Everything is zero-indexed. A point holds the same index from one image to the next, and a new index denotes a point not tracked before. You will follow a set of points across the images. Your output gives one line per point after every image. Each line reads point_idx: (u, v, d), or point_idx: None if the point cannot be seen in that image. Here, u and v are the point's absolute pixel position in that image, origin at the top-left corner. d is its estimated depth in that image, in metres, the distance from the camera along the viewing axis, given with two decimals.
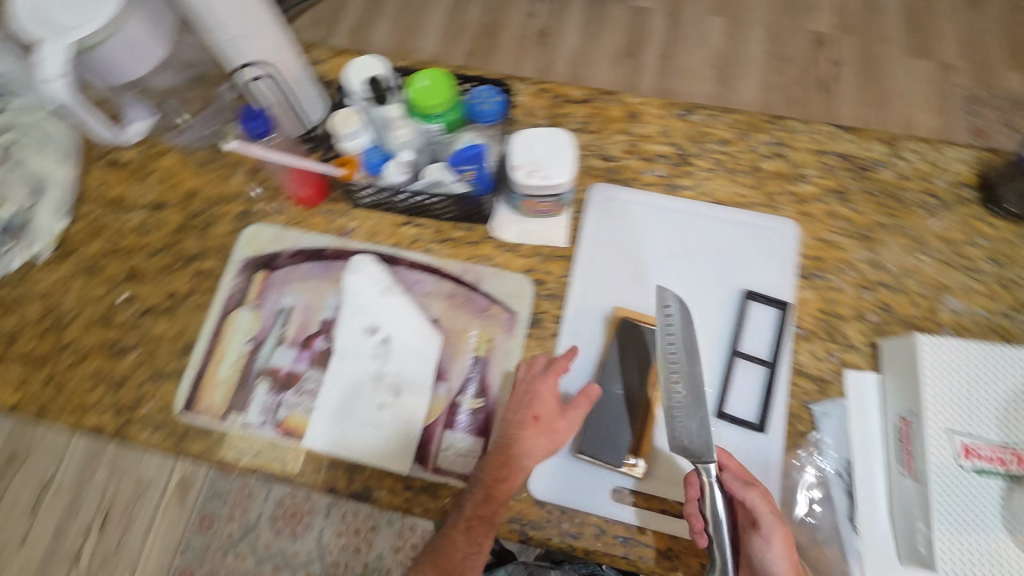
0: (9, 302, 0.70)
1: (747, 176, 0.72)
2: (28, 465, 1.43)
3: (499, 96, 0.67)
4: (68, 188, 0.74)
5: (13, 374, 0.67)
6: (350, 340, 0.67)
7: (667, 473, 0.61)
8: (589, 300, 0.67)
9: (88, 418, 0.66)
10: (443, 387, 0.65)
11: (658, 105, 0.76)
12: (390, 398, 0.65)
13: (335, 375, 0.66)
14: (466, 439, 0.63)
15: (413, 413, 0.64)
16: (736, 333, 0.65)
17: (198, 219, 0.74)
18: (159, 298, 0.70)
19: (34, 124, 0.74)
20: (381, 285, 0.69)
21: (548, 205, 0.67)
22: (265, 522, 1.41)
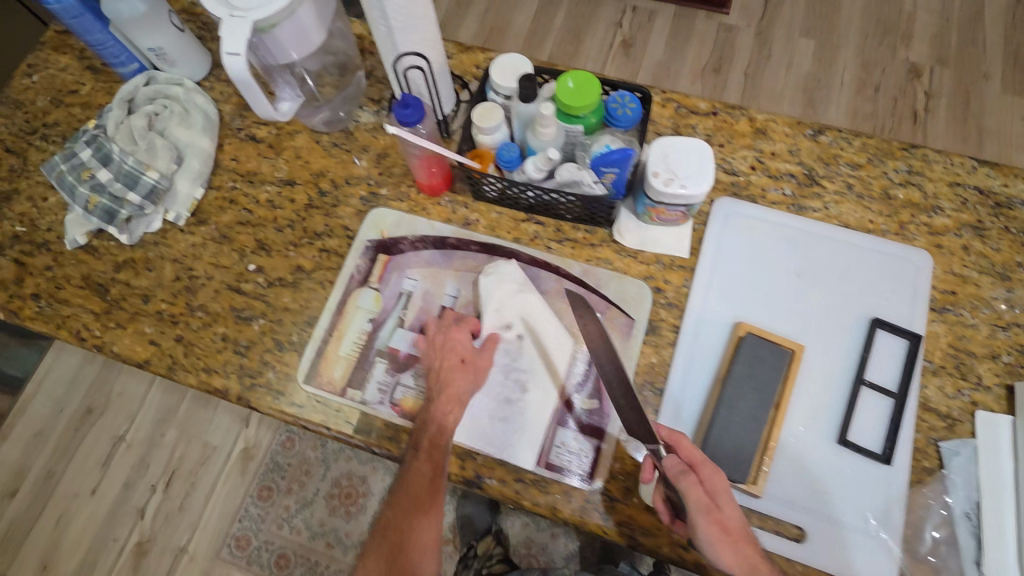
0: (145, 262, 0.74)
1: (878, 203, 0.71)
2: (104, 419, 1.52)
3: (637, 103, 0.66)
4: (206, 158, 0.77)
5: (146, 330, 0.71)
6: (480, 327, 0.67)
7: (788, 495, 0.59)
8: (710, 312, 0.67)
9: (213, 379, 0.68)
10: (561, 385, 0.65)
11: (787, 124, 0.76)
12: (517, 393, 0.65)
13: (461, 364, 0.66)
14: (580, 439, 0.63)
15: (530, 408, 0.64)
16: (862, 360, 0.63)
17: (326, 199, 0.76)
18: (285, 270, 0.73)
19: (180, 96, 0.79)
20: (519, 283, 0.69)
21: (675, 214, 0.67)
22: (321, 499, 1.42)
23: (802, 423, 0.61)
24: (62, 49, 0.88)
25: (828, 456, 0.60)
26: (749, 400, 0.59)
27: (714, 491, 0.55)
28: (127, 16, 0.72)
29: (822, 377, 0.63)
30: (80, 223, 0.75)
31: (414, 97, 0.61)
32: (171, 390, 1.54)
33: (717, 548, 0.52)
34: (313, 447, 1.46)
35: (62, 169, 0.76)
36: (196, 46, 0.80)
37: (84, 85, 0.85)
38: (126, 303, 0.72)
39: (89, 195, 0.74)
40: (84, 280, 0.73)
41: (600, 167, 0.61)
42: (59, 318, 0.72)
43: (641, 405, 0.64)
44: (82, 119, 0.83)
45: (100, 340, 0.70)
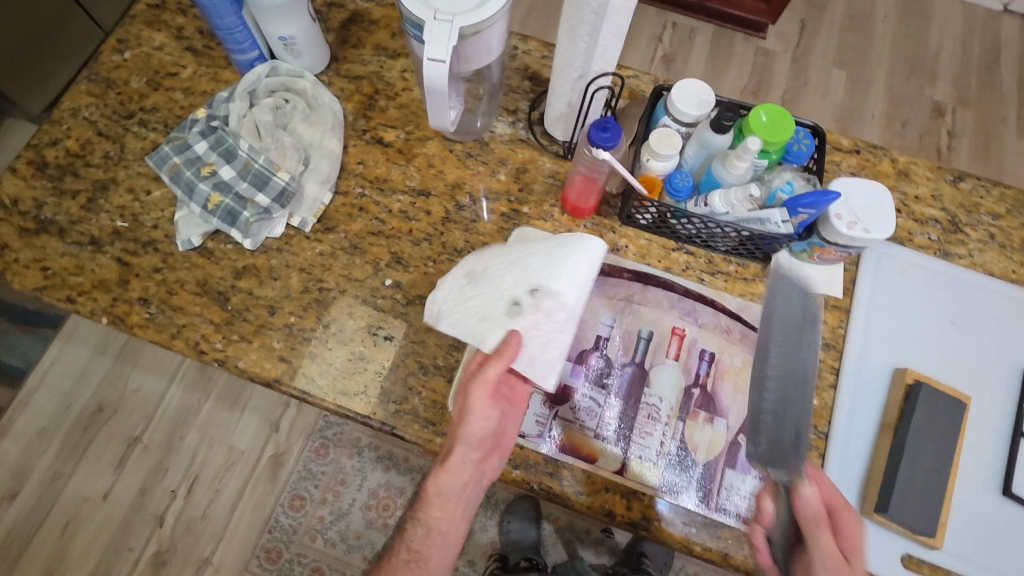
0: (269, 270, 0.68)
1: (1020, 254, 0.72)
2: (118, 417, 1.34)
3: (807, 140, 0.65)
4: (335, 160, 0.72)
5: (275, 345, 0.65)
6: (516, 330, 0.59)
7: (959, 547, 0.60)
8: (870, 357, 0.67)
9: (351, 402, 0.63)
10: (721, 422, 0.63)
11: (928, 168, 0.76)
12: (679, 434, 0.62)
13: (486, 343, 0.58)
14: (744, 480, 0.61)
15: (695, 448, 0.62)
16: (1021, 412, 0.65)
17: (463, 213, 0.72)
18: (426, 288, 0.68)
19: (306, 91, 0.73)
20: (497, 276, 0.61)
21: (838, 255, 0.66)
22: (359, 511, 1.32)
23: (968, 473, 0.62)
24: (156, 25, 0.79)
25: (994, 507, 0.61)
26: (931, 453, 0.59)
27: (852, 554, 0.55)
28: (266, 5, 0.65)
29: (982, 427, 0.64)
30: (196, 223, 0.68)
31: (612, 121, 0.58)
32: (194, 387, 1.37)
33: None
34: (349, 455, 1.35)
35: (176, 162, 0.69)
36: (321, 38, 0.74)
37: (185, 68, 0.78)
38: (250, 314, 0.66)
39: (210, 194, 0.68)
40: (201, 286, 0.67)
41: (795, 208, 0.59)
42: (174, 327, 0.65)
43: (806, 448, 0.63)
44: (185, 106, 0.76)
45: (223, 354, 0.64)
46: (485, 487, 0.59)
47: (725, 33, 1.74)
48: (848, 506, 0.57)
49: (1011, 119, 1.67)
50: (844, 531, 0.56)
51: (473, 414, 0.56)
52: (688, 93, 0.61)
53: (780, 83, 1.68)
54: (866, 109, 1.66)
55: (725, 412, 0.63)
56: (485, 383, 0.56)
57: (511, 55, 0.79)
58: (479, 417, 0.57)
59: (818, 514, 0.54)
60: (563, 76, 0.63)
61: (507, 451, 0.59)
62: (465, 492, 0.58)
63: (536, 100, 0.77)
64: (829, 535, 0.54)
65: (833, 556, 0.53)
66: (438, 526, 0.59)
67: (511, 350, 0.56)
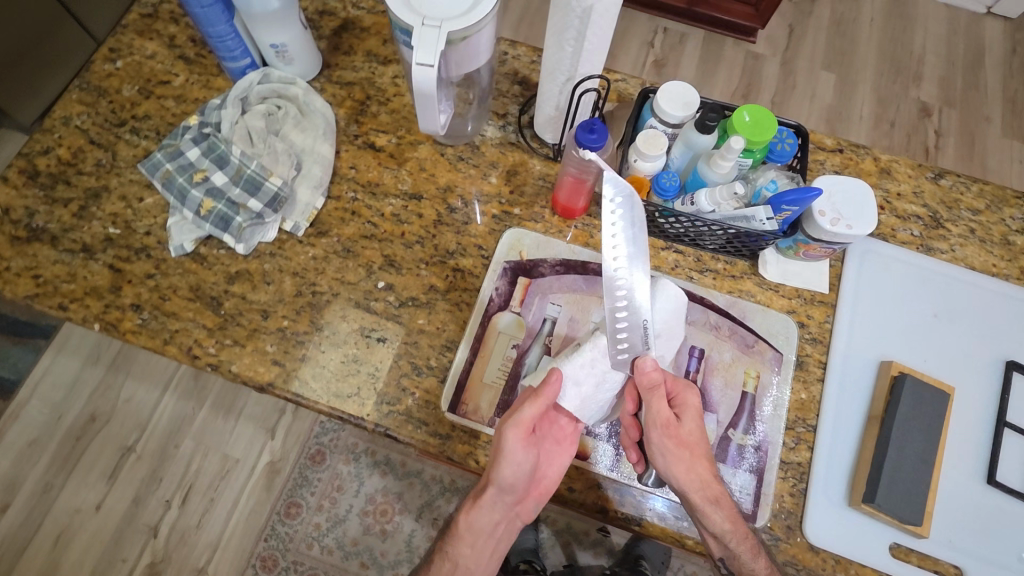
0: (262, 274, 0.69)
1: (999, 248, 0.74)
2: (111, 427, 1.33)
3: (791, 139, 0.66)
4: (327, 165, 0.73)
5: (269, 349, 0.65)
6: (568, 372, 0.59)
7: (945, 534, 0.61)
8: (856, 351, 0.68)
9: (346, 404, 0.64)
10: (712, 419, 0.64)
11: (909, 166, 0.78)
12: None
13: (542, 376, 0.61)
14: (735, 475, 0.62)
15: None
16: (1003, 402, 0.66)
17: (455, 215, 0.73)
18: (419, 290, 0.69)
19: (298, 97, 0.73)
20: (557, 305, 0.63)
21: (823, 252, 0.67)
22: (355, 517, 1.32)
23: (953, 462, 0.64)
24: (148, 34, 0.80)
25: (979, 495, 0.63)
26: (917, 442, 0.61)
27: (682, 412, 0.59)
28: (256, 11, 0.66)
29: (966, 417, 0.66)
30: (189, 229, 0.69)
31: (598, 123, 0.59)
32: (188, 396, 1.36)
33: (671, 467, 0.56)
34: (345, 462, 1.35)
35: (168, 169, 0.70)
36: (313, 45, 0.75)
37: (177, 76, 0.78)
38: (243, 319, 0.66)
39: (202, 199, 0.68)
40: (194, 291, 0.67)
41: (779, 205, 0.60)
42: (168, 332, 0.65)
43: (795, 441, 0.64)
44: (177, 113, 0.76)
45: (216, 359, 0.65)
46: (516, 527, 0.63)
47: (712, 38, 1.76)
48: (683, 384, 0.60)
49: (995, 120, 1.70)
50: (681, 401, 0.59)
51: (507, 461, 0.56)
52: (672, 96, 0.63)
53: (767, 86, 1.71)
54: (852, 111, 1.69)
55: (715, 408, 0.64)
56: (519, 425, 0.55)
57: (500, 60, 0.80)
58: (513, 461, 0.56)
59: (656, 384, 0.57)
60: (551, 80, 0.65)
61: (544, 494, 0.59)
62: (494, 530, 0.61)
63: (526, 104, 0.78)
64: (663, 405, 0.57)
65: (658, 422, 0.57)
66: (465, 562, 0.62)
67: (545, 391, 0.56)
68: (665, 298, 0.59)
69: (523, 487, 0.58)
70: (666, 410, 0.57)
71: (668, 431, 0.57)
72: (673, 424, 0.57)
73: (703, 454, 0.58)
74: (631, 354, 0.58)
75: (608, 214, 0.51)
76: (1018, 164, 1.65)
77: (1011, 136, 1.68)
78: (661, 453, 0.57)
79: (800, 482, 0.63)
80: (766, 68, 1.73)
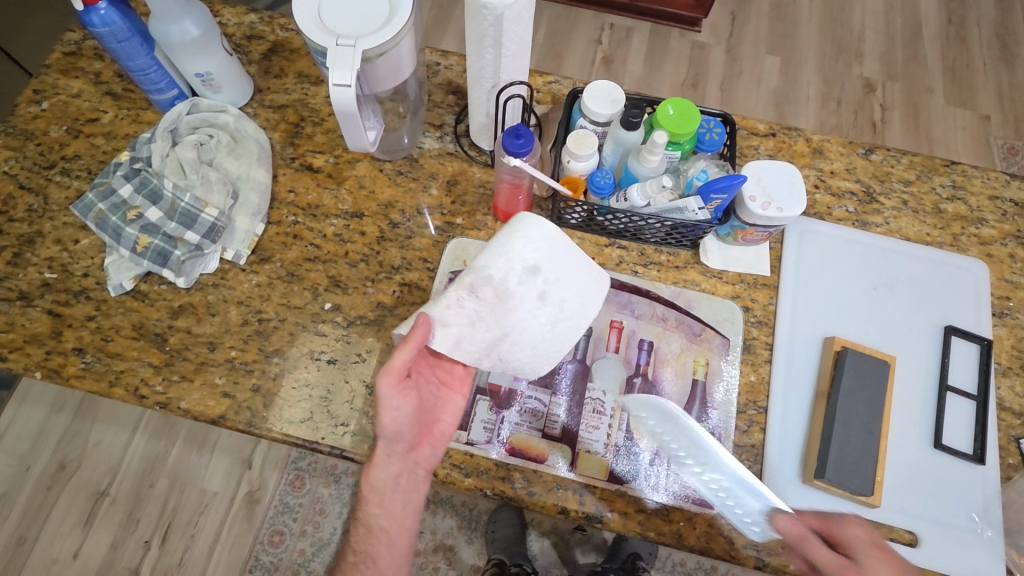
0: (206, 306, 0.68)
1: (932, 217, 0.76)
2: (81, 473, 1.30)
3: (720, 127, 0.67)
4: (264, 191, 0.72)
5: (217, 382, 0.65)
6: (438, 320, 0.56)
7: (897, 502, 0.63)
8: (800, 330, 0.69)
9: (299, 429, 0.63)
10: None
11: (840, 143, 0.79)
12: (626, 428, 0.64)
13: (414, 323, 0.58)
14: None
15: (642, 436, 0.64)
16: (945, 367, 0.68)
17: (398, 230, 0.73)
18: (366, 308, 0.69)
19: (229, 125, 0.73)
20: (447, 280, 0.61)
21: (760, 236, 0.68)
22: (340, 540, 1.31)
23: (900, 430, 0.65)
24: (73, 72, 0.79)
25: (927, 461, 0.65)
26: (861, 415, 0.62)
27: (853, 547, 0.56)
28: (176, 41, 0.66)
29: (910, 385, 0.67)
30: (127, 267, 0.68)
31: (524, 128, 0.59)
32: (159, 432, 1.34)
33: None
34: (325, 484, 1.34)
35: (101, 209, 0.69)
36: (241, 71, 0.75)
37: (106, 112, 0.77)
38: (190, 353, 0.66)
39: (138, 236, 0.67)
40: (137, 330, 0.66)
41: (708, 194, 0.61)
42: (113, 374, 0.64)
43: (747, 424, 0.65)
44: (109, 150, 0.75)
45: (164, 397, 0.64)
46: (420, 477, 0.64)
47: (659, 30, 1.79)
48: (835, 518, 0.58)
49: (937, 89, 1.74)
50: (845, 538, 0.57)
51: (387, 412, 0.60)
52: (598, 94, 0.64)
53: (715, 73, 1.73)
54: (800, 91, 1.72)
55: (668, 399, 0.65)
56: (392, 372, 0.57)
57: (433, 71, 0.81)
58: (391, 407, 0.60)
59: (805, 535, 0.54)
60: (478, 89, 0.65)
61: (440, 438, 0.63)
62: (399, 484, 0.65)
63: (461, 114, 0.78)
64: (827, 552, 0.55)
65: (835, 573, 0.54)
66: (378, 521, 0.67)
67: (416, 335, 0.55)
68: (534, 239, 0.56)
69: (411, 431, 0.63)
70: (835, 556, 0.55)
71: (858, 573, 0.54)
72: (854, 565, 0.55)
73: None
74: (761, 517, 0.57)
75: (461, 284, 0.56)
76: (963, 130, 1.69)
77: (954, 104, 1.72)
78: None
79: (756, 464, 0.64)
80: (714, 56, 1.75)
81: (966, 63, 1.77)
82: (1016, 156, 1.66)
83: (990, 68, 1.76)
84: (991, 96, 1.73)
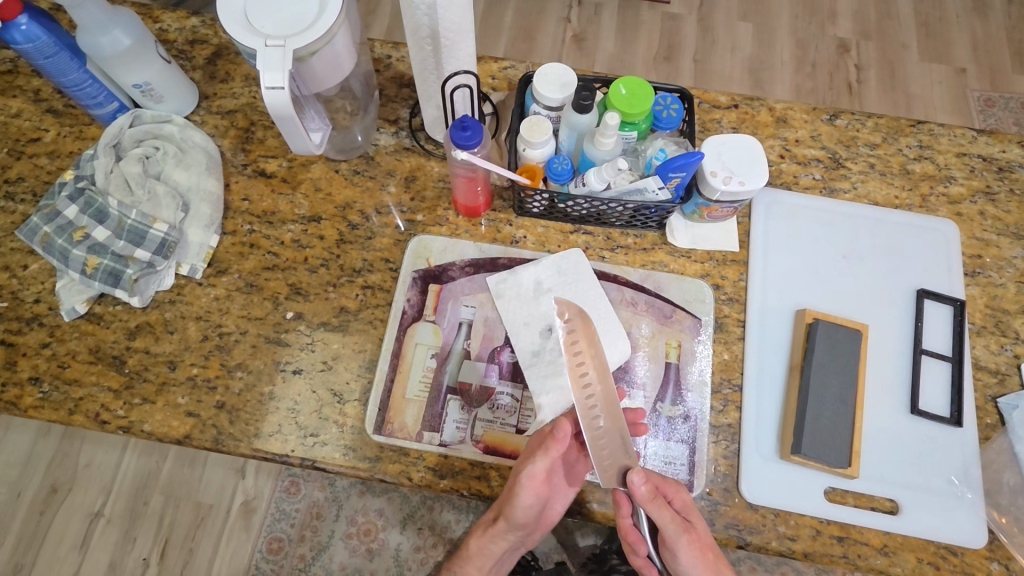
0: (164, 324, 0.66)
1: (900, 179, 0.75)
2: (74, 496, 1.26)
3: (677, 104, 0.65)
4: (216, 201, 0.70)
5: (181, 401, 0.63)
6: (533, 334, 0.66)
7: (875, 471, 0.63)
8: (771, 304, 0.68)
9: (268, 442, 0.62)
10: (594, 379, 0.57)
11: (804, 110, 0.78)
12: None
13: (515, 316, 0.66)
14: (617, 438, 0.58)
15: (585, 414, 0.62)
16: (919, 330, 0.67)
17: (358, 231, 0.71)
18: (329, 313, 0.68)
19: (174, 135, 0.70)
20: (532, 288, 0.68)
21: (726, 211, 0.67)
22: (339, 542, 1.25)
23: (876, 399, 0.65)
24: (10, 91, 0.76)
25: (905, 427, 0.64)
26: (834, 386, 0.62)
27: (688, 512, 0.58)
28: (109, 53, 0.63)
29: (883, 351, 0.67)
30: (78, 290, 0.66)
31: (471, 119, 0.57)
32: (151, 449, 1.30)
33: (694, 560, 0.57)
34: (321, 488, 1.29)
35: (46, 231, 0.66)
36: (182, 77, 0.72)
37: (48, 131, 0.75)
38: (150, 373, 0.64)
39: (87, 257, 0.65)
40: (93, 353, 0.65)
41: (667, 173, 0.60)
42: (72, 401, 0.63)
43: (722, 404, 0.65)
44: (52, 170, 0.73)
45: (127, 420, 0.62)
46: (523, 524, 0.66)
47: (630, 3, 1.74)
48: (670, 479, 0.59)
49: (912, 45, 1.71)
50: (677, 499, 0.58)
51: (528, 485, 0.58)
52: (548, 79, 0.62)
53: (689, 45, 1.70)
54: (774, 57, 1.69)
55: (598, 365, 0.58)
56: (532, 477, 0.58)
57: (384, 65, 0.78)
58: (527, 502, 0.59)
59: (652, 496, 0.54)
60: (424, 81, 0.63)
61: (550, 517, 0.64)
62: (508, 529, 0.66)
63: (415, 107, 0.76)
64: (669, 513, 0.55)
65: (674, 534, 0.55)
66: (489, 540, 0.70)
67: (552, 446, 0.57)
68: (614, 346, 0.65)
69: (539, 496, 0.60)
70: (674, 515, 0.55)
71: (684, 532, 0.56)
72: (688, 527, 0.57)
73: (711, 545, 0.58)
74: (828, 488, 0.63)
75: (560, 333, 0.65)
76: (940, 85, 1.67)
77: (930, 59, 1.70)
78: (686, 558, 0.57)
79: (732, 443, 0.63)
80: (687, 26, 1.72)
81: (940, 16, 1.74)
82: (992, 107, 1.64)
83: (964, 19, 1.74)
84: (967, 48, 1.71)
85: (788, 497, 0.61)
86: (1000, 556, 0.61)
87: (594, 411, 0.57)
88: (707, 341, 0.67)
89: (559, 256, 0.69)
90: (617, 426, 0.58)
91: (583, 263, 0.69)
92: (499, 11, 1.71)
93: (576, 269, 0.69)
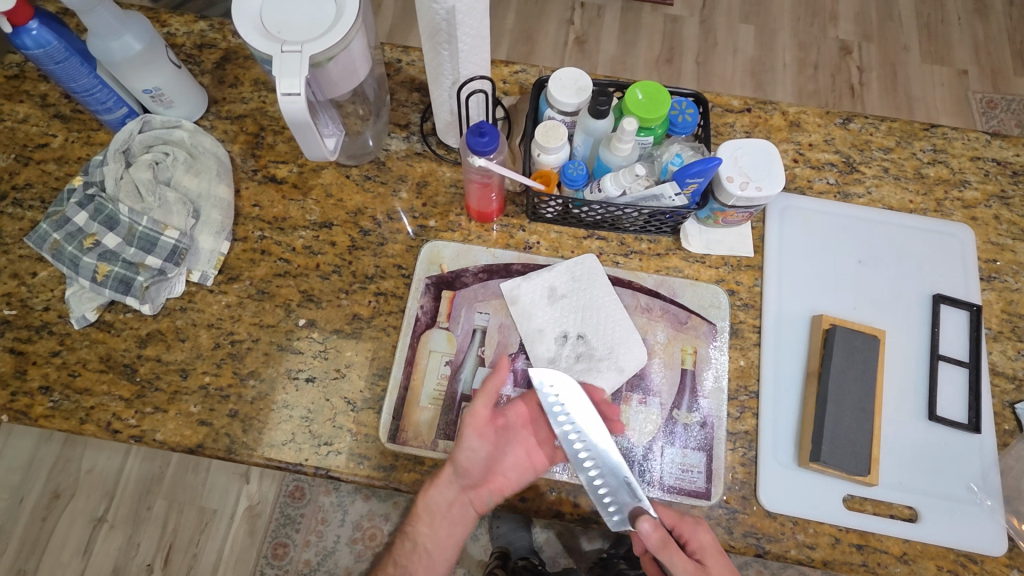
0: (175, 332, 0.66)
1: (914, 183, 0.74)
2: (76, 502, 1.25)
3: (692, 108, 0.65)
4: (226, 207, 0.69)
5: (193, 410, 0.63)
6: (545, 350, 0.65)
7: (894, 477, 0.62)
8: (787, 310, 0.68)
9: (281, 449, 0.61)
10: (580, 429, 0.59)
11: (817, 114, 0.77)
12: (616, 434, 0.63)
13: (527, 325, 0.66)
14: (617, 482, 0.58)
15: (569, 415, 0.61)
16: (936, 337, 0.67)
17: (370, 237, 0.71)
18: (342, 320, 0.67)
19: (185, 141, 0.69)
20: (547, 293, 0.67)
21: (741, 216, 0.66)
22: (344, 547, 1.24)
23: (894, 406, 0.65)
24: (18, 96, 0.75)
25: (923, 434, 0.64)
26: (853, 393, 0.61)
27: (705, 555, 0.56)
28: (120, 58, 0.63)
29: (900, 357, 0.66)
30: (88, 298, 0.65)
31: (488, 124, 0.57)
32: (153, 454, 1.28)
33: None
34: (325, 493, 1.27)
35: (56, 239, 0.66)
36: (192, 82, 0.71)
37: (55, 136, 0.74)
38: (161, 382, 0.64)
39: (97, 265, 0.65)
40: (104, 362, 0.64)
41: (684, 179, 0.60)
42: (83, 411, 0.62)
43: (739, 411, 0.64)
44: (61, 176, 0.72)
45: (138, 430, 0.62)
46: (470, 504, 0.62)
47: (632, 6, 1.74)
48: (687, 520, 0.57)
49: (913, 47, 1.71)
50: (694, 542, 0.56)
51: (472, 434, 0.59)
52: (564, 84, 0.61)
53: (691, 47, 1.69)
54: (776, 59, 1.69)
55: (585, 415, 0.59)
56: (475, 415, 0.59)
57: (395, 69, 0.78)
58: (472, 447, 0.60)
59: (662, 542, 0.54)
60: (439, 85, 0.63)
61: (499, 489, 0.60)
62: (450, 507, 0.62)
63: (426, 111, 0.76)
64: (680, 560, 0.54)
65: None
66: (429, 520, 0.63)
67: (493, 383, 0.59)
68: (630, 351, 0.64)
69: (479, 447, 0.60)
70: (685, 563, 0.54)
71: None
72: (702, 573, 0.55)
73: None
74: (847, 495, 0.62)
75: (573, 345, 0.65)
76: (942, 87, 1.67)
77: (931, 61, 1.69)
78: None
79: (750, 450, 0.63)
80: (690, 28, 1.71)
81: (941, 17, 1.73)
82: (995, 109, 1.64)
83: (965, 21, 1.74)
84: (968, 50, 1.71)
85: (807, 507, 0.61)
86: (1019, 563, 0.61)
87: (587, 463, 0.58)
88: (724, 347, 0.66)
89: (576, 260, 0.69)
90: (616, 472, 0.58)
91: (597, 270, 0.68)
92: (501, 13, 1.71)
93: (589, 276, 0.68)
